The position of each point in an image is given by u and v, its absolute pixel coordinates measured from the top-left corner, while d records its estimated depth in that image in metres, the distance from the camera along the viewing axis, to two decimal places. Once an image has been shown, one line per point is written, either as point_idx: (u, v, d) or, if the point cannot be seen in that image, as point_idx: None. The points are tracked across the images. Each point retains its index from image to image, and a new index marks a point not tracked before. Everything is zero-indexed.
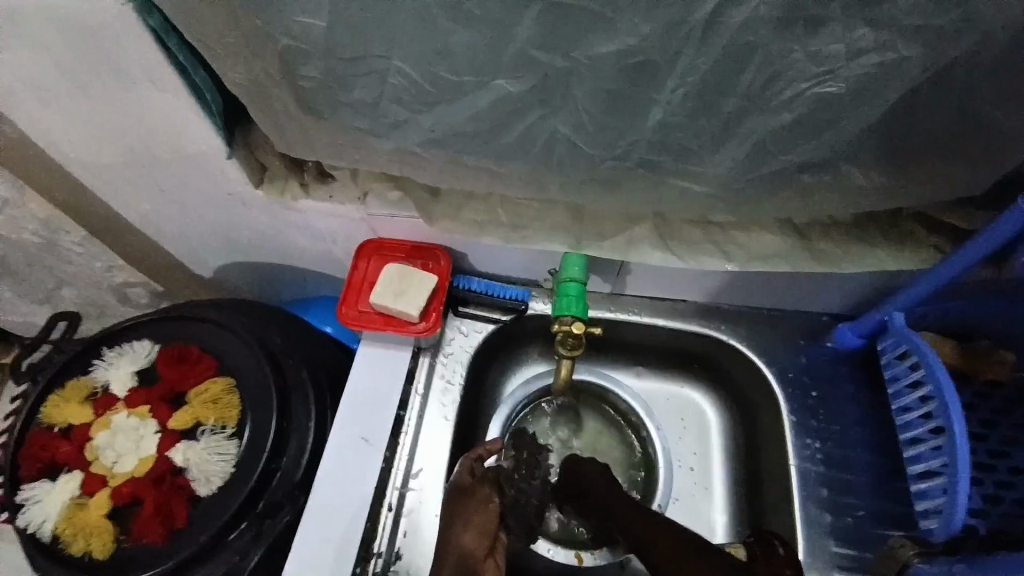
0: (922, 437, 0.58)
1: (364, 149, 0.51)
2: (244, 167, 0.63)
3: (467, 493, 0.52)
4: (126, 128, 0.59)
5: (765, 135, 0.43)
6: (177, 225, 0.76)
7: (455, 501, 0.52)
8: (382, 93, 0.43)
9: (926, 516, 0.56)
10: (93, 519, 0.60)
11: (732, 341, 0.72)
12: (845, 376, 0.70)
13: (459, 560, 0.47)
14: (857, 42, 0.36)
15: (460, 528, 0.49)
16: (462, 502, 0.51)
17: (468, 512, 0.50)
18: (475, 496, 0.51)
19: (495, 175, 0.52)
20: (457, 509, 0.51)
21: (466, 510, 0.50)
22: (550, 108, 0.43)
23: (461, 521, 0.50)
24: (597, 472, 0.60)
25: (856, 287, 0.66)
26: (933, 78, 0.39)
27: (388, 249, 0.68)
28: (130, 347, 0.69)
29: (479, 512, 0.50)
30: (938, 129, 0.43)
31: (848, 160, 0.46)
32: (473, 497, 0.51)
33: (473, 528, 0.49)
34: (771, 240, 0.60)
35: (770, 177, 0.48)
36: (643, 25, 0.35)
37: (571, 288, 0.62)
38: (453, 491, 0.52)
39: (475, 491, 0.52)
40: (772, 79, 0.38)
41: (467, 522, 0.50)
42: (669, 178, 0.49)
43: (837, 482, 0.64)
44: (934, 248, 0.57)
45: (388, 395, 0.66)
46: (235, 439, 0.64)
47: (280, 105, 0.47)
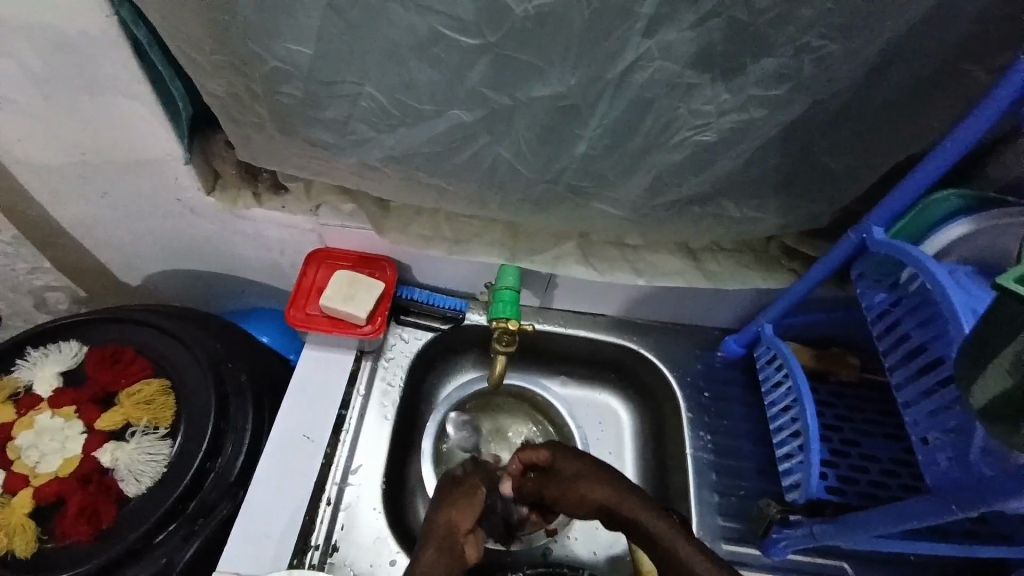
0: (783, 425, 0.71)
1: (328, 162, 0.57)
2: (198, 174, 0.66)
3: (458, 483, 0.59)
4: (85, 132, 0.61)
5: (664, 170, 0.54)
6: (117, 229, 0.77)
7: (446, 487, 0.59)
8: (352, 114, 0.50)
9: (790, 488, 0.68)
10: (16, 516, 0.59)
11: (641, 349, 0.83)
12: (733, 379, 0.82)
13: (444, 539, 0.54)
14: (724, 105, 0.48)
15: (447, 511, 0.56)
16: (453, 490, 0.58)
17: (456, 496, 0.58)
18: (465, 485, 0.59)
19: (444, 191, 0.60)
20: (448, 492, 0.58)
21: (455, 495, 0.58)
22: (495, 136, 0.51)
23: (448, 505, 0.57)
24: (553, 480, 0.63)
25: (739, 303, 0.79)
26: (781, 134, 0.52)
27: (336, 258, 0.74)
28: (57, 347, 0.68)
29: (466, 497, 0.57)
30: (786, 173, 0.57)
31: (725, 194, 0.58)
32: (463, 486, 0.59)
33: (458, 511, 0.56)
34: (671, 261, 0.72)
35: (671, 205, 0.60)
36: (570, 77, 0.46)
37: (507, 295, 0.70)
38: (445, 482, 0.59)
39: (464, 482, 0.59)
40: (666, 126, 0.50)
41: (455, 504, 0.57)
42: (590, 201, 0.60)
43: (725, 467, 0.75)
44: (792, 272, 0.71)
45: (330, 395, 0.70)
46: (168, 439, 0.64)
47: (256, 118, 0.53)
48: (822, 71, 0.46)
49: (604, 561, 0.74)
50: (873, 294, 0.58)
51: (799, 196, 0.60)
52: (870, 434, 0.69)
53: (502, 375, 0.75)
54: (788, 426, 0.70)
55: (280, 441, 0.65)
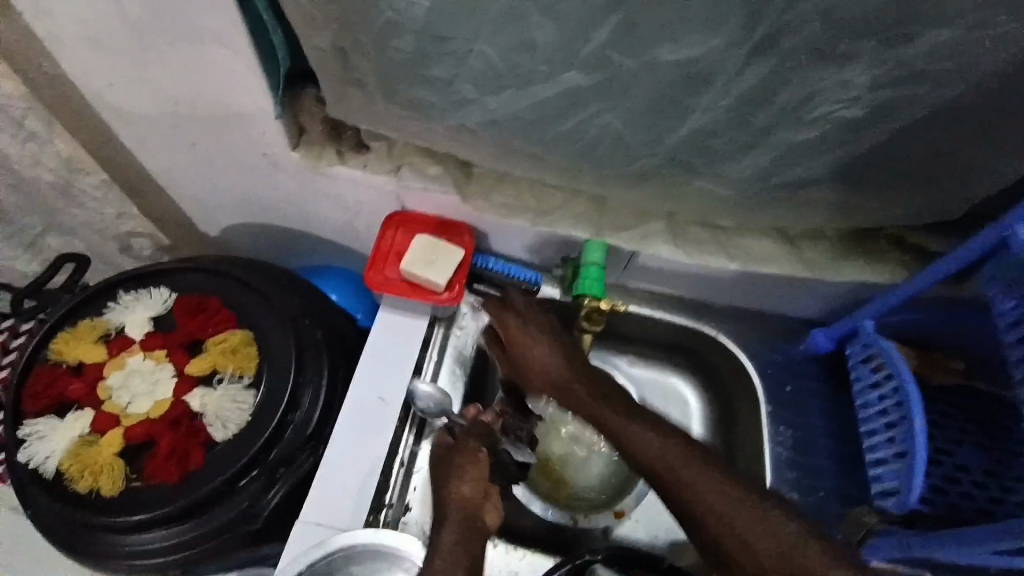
0: (879, 429, 0.68)
1: (425, 124, 0.55)
2: (286, 129, 0.65)
3: (456, 449, 0.61)
4: (182, 80, 0.60)
5: (788, 148, 0.50)
6: (203, 180, 0.78)
7: (447, 458, 0.61)
8: (459, 73, 0.47)
9: (881, 495, 0.65)
10: (104, 456, 0.61)
11: (722, 337, 0.78)
12: (814, 374, 0.78)
13: (463, 511, 0.57)
14: (878, 77, 0.42)
15: (457, 483, 0.59)
16: (455, 459, 0.60)
17: (462, 467, 0.60)
18: (466, 452, 0.61)
19: (540, 160, 0.57)
20: (451, 461, 0.60)
21: (458, 464, 0.60)
22: (609, 104, 0.48)
23: (457, 477, 0.59)
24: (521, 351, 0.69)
25: (832, 297, 0.74)
26: (931, 116, 0.46)
27: (414, 222, 0.72)
28: (147, 293, 0.70)
29: (472, 463, 0.60)
30: (922, 159, 0.51)
31: (849, 179, 0.53)
32: (464, 452, 0.61)
33: (469, 481, 0.59)
34: (766, 246, 0.67)
35: (782, 189, 0.55)
36: (708, 42, 0.41)
37: (592, 271, 0.66)
38: (444, 450, 0.62)
39: (464, 448, 0.61)
40: (805, 100, 0.45)
41: (462, 475, 0.59)
42: (697, 178, 0.55)
43: (803, 465, 0.72)
44: (901, 265, 0.66)
45: (405, 361, 0.69)
46: (253, 389, 0.65)
47: (359, 74, 0.51)
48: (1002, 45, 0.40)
49: (666, 545, 0.74)
50: (1002, 301, 0.54)
51: (931, 186, 0.54)
52: (962, 444, 0.66)
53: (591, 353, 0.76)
54: (886, 432, 0.66)
55: (358, 402, 0.66)
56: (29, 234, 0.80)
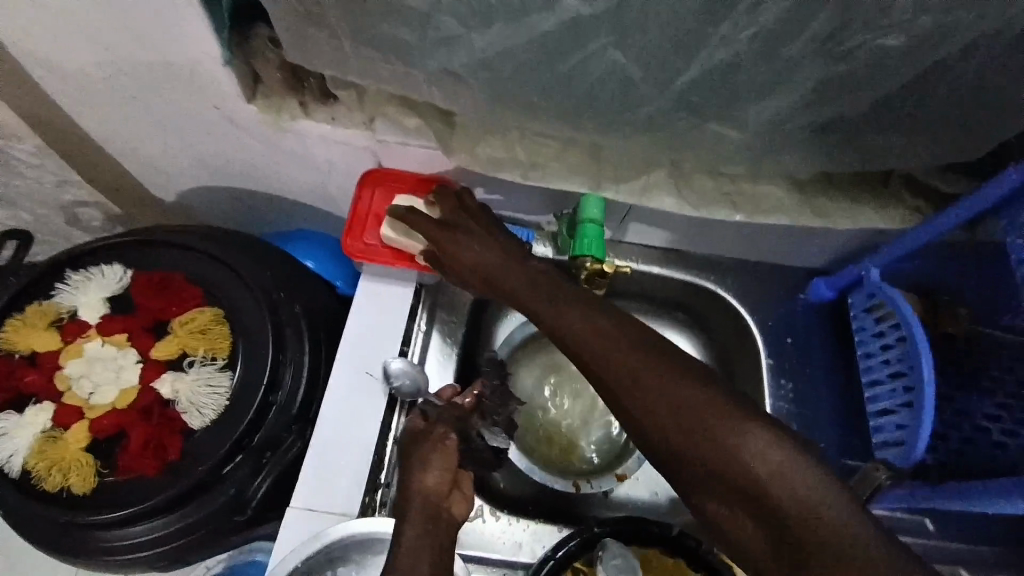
0: (885, 380, 0.66)
1: (402, 68, 0.47)
2: (239, 78, 0.57)
3: (424, 436, 0.55)
4: (111, 21, 0.51)
5: (813, 85, 0.44)
6: (151, 140, 0.69)
7: (410, 450, 0.54)
8: (440, 3, 0.40)
9: (884, 446, 0.64)
10: (72, 451, 0.56)
11: (721, 292, 0.76)
12: (815, 324, 0.76)
13: (423, 506, 0.49)
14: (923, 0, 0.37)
15: (421, 475, 0.52)
16: (421, 448, 0.54)
17: (427, 454, 0.53)
18: (431, 440, 0.54)
19: (533, 108, 0.50)
20: (415, 454, 0.54)
21: (423, 455, 0.53)
22: (615, 38, 0.41)
23: (419, 468, 0.52)
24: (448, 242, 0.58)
25: (838, 245, 0.71)
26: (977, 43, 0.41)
27: (393, 179, 0.65)
28: (100, 271, 0.63)
29: (437, 451, 0.53)
30: (957, 94, 0.46)
31: (873, 117, 0.48)
32: (429, 440, 0.54)
33: (433, 470, 0.52)
34: (775, 195, 0.63)
35: (803, 130, 0.50)
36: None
37: (591, 230, 0.61)
38: (408, 439, 0.55)
39: (430, 435, 0.54)
40: (838, 28, 0.39)
41: (428, 463, 0.52)
42: (709, 122, 0.50)
43: (806, 418, 0.71)
44: (916, 210, 0.62)
45: (393, 333, 0.65)
46: (228, 370, 0.60)
47: (320, 7, 0.43)
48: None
49: (666, 501, 0.72)
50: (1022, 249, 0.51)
51: (963, 124, 0.49)
52: (960, 389, 0.67)
53: None
54: (892, 382, 0.65)
55: (345, 379, 0.62)
56: None
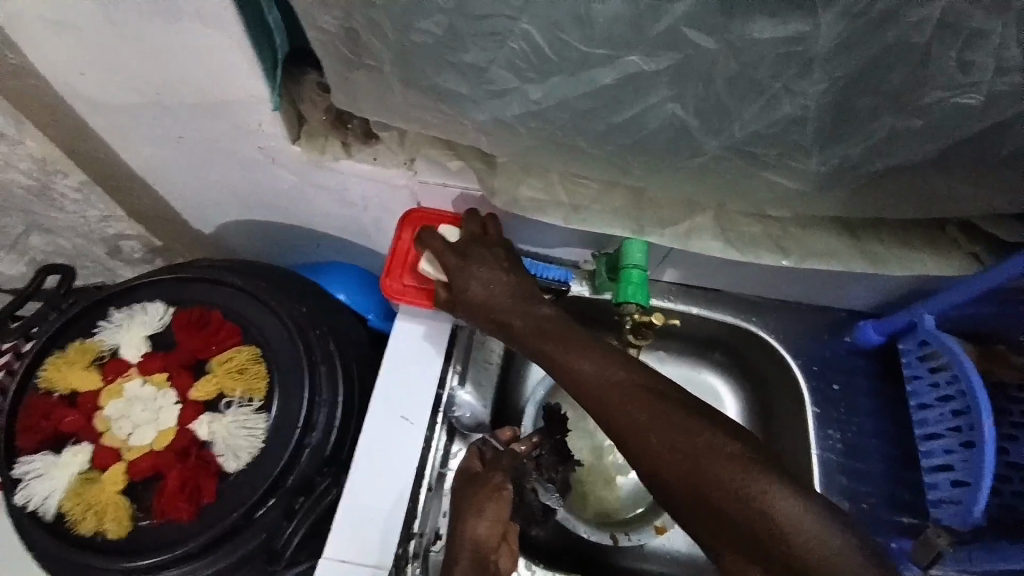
0: (940, 433, 0.62)
1: (453, 116, 0.47)
2: (284, 120, 0.58)
3: (479, 480, 0.54)
4: (167, 64, 0.52)
5: (881, 139, 0.43)
6: (193, 176, 0.70)
7: (463, 496, 0.53)
8: (496, 57, 0.40)
9: (938, 505, 0.61)
10: (107, 494, 0.57)
11: (763, 333, 0.73)
12: (862, 370, 0.73)
13: (474, 554, 0.50)
14: (1009, 58, 0.36)
15: (474, 523, 0.51)
16: (475, 491, 0.53)
17: (480, 502, 0.52)
18: (487, 485, 0.53)
19: (581, 155, 0.50)
20: (469, 498, 0.53)
21: (478, 500, 0.52)
22: (673, 91, 0.41)
23: (473, 514, 0.52)
24: (464, 280, 0.57)
25: (889, 288, 0.68)
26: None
27: (433, 219, 0.65)
28: (141, 309, 0.63)
29: (491, 501, 0.52)
30: None
31: (940, 170, 0.46)
32: (485, 485, 0.53)
33: (486, 519, 0.51)
34: (826, 239, 0.60)
35: (866, 179, 0.48)
36: (818, 13, 0.34)
37: (634, 275, 0.60)
38: (465, 480, 0.55)
39: (487, 480, 0.54)
40: (912, 85, 0.38)
41: (480, 512, 0.51)
42: (762, 171, 0.48)
43: (854, 471, 0.68)
44: (971, 256, 0.59)
45: (428, 376, 0.64)
46: (264, 412, 0.59)
47: (375, 58, 0.43)
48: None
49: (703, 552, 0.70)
50: None
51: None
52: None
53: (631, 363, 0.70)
54: (949, 436, 0.61)
55: (380, 421, 0.61)
56: (11, 235, 0.74)
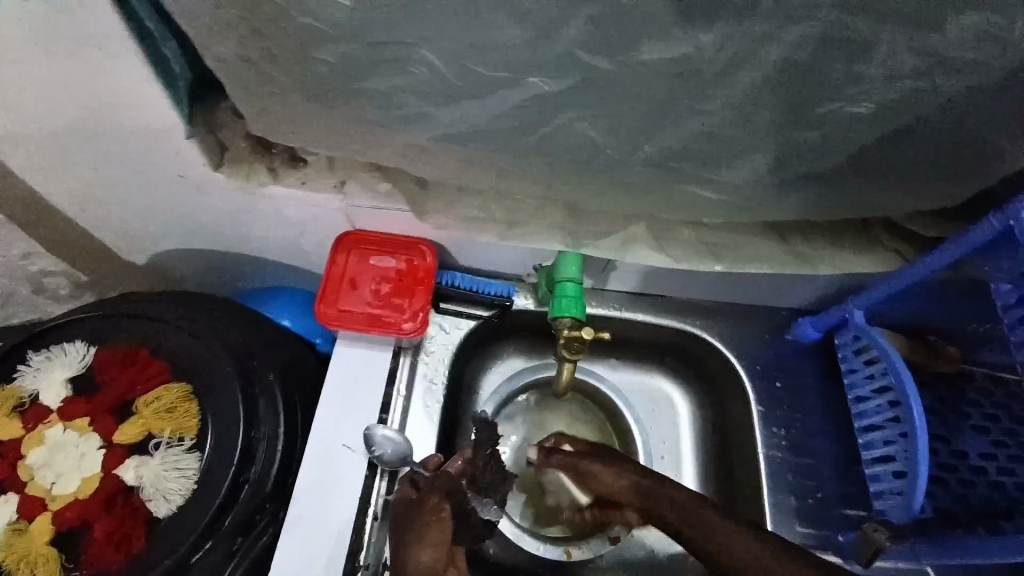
0: (878, 425, 0.63)
1: (367, 142, 0.46)
2: (202, 148, 0.56)
3: (417, 506, 0.52)
4: (66, 97, 0.50)
5: (790, 147, 0.43)
6: (114, 211, 0.67)
7: (403, 524, 0.51)
8: (400, 83, 0.39)
9: (881, 496, 0.61)
10: (36, 546, 0.54)
11: (707, 336, 0.74)
12: (805, 367, 0.74)
13: None
14: (896, 68, 0.37)
15: (418, 550, 0.49)
16: (415, 518, 0.51)
17: (422, 528, 0.50)
18: (427, 509, 0.51)
19: (504, 173, 0.49)
20: (408, 525, 0.51)
21: (418, 526, 0.50)
22: (582, 111, 0.41)
23: (415, 542, 0.49)
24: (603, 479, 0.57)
25: (824, 285, 0.70)
26: (964, 103, 0.40)
27: (368, 242, 0.65)
28: (61, 350, 0.60)
29: (433, 524, 0.50)
30: (935, 151, 0.45)
31: (850, 175, 0.47)
32: (423, 510, 0.51)
33: (428, 546, 0.49)
34: (757, 243, 0.61)
35: (784, 186, 0.49)
36: (703, 35, 0.34)
37: (570, 289, 0.61)
38: (402, 509, 0.52)
39: (425, 505, 0.52)
40: (807, 98, 0.39)
41: (423, 538, 0.49)
42: (683, 183, 0.49)
43: (802, 467, 0.69)
44: (897, 252, 0.61)
45: (366, 401, 0.64)
46: (196, 452, 0.57)
47: (277, 88, 0.42)
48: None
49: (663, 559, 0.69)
50: (997, 280, 0.51)
51: (951, 175, 0.48)
52: (956, 428, 0.64)
53: (568, 380, 0.70)
54: (886, 428, 0.62)
55: (321, 451, 0.61)
56: None
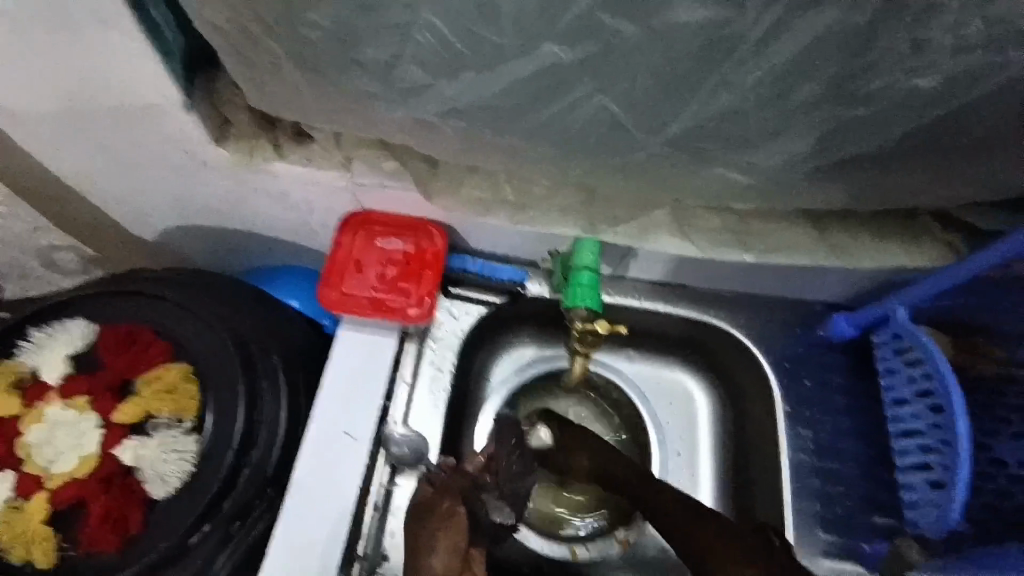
0: (915, 431, 0.60)
1: (370, 116, 0.43)
2: (201, 121, 0.53)
3: (430, 503, 0.49)
4: (56, 66, 0.47)
5: (832, 128, 0.39)
6: (118, 187, 0.65)
7: (417, 523, 0.49)
8: (401, 50, 0.36)
9: (915, 506, 0.59)
10: (31, 524, 0.53)
11: (730, 329, 0.70)
12: (835, 365, 0.70)
13: None
14: (961, 37, 0.32)
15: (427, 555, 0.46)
16: (427, 519, 0.48)
17: (433, 532, 0.47)
18: (438, 512, 0.48)
19: (516, 153, 0.46)
20: (421, 524, 0.48)
21: (428, 530, 0.47)
22: (601, 84, 0.37)
23: (427, 548, 0.47)
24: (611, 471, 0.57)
25: (859, 280, 0.65)
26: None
27: (376, 223, 0.62)
28: (63, 328, 0.59)
29: (444, 529, 0.47)
30: (1000, 134, 0.40)
31: (900, 160, 0.43)
32: (436, 511, 0.48)
33: (440, 554, 0.46)
34: (788, 233, 0.57)
35: (822, 171, 0.44)
36: None
37: (585, 277, 0.57)
38: (417, 506, 0.49)
39: (437, 506, 0.48)
40: (854, 70, 0.34)
41: (434, 544, 0.47)
42: (711, 167, 0.45)
43: (826, 471, 0.65)
44: (942, 245, 0.56)
45: (369, 390, 0.62)
46: (196, 434, 0.56)
47: (270, 56, 0.39)
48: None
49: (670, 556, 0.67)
50: None
51: (1012, 161, 0.43)
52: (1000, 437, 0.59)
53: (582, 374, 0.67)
54: (924, 435, 0.58)
55: (321, 439, 0.59)
56: None
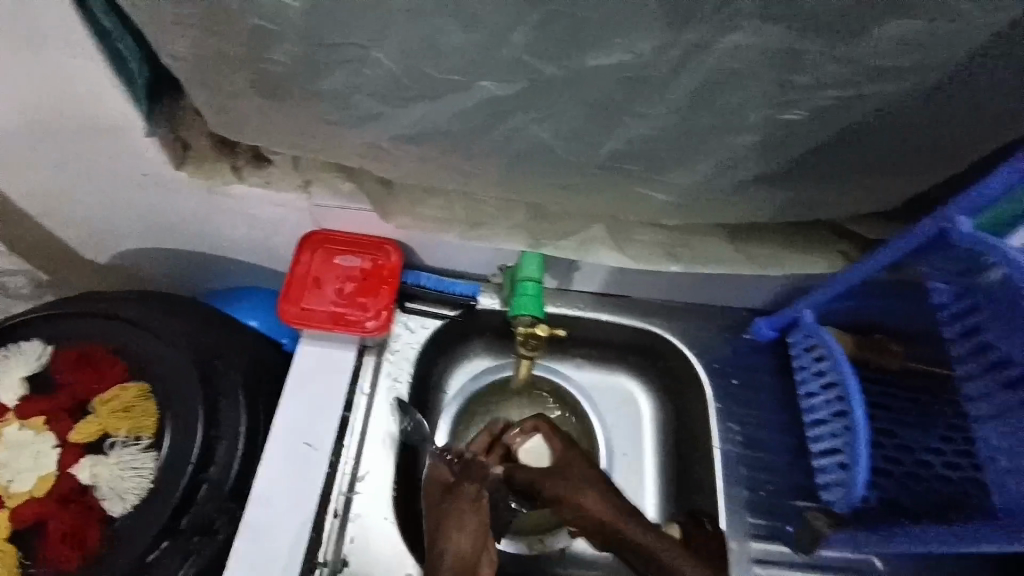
0: (824, 420, 0.67)
1: (327, 141, 0.48)
2: (163, 145, 0.56)
3: (455, 491, 0.55)
4: (21, 92, 0.49)
5: (731, 153, 0.46)
6: (74, 210, 0.66)
7: (441, 508, 0.54)
8: (354, 83, 0.40)
9: (828, 487, 0.66)
10: None
11: (668, 335, 0.76)
12: (762, 365, 0.77)
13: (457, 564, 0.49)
14: (822, 78, 0.39)
15: (450, 533, 0.51)
16: (450, 502, 0.53)
17: (459, 513, 0.52)
18: (462, 496, 0.54)
19: (462, 174, 0.51)
20: (444, 508, 0.53)
21: (452, 511, 0.53)
22: (533, 114, 0.42)
23: (452, 525, 0.52)
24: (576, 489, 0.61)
25: (777, 287, 0.73)
26: (889, 110, 0.43)
27: (334, 242, 0.66)
28: (17, 349, 0.59)
29: (470, 511, 0.53)
30: (869, 157, 0.48)
31: (791, 179, 0.50)
32: (459, 497, 0.54)
33: (466, 530, 0.51)
34: (711, 245, 0.64)
35: (729, 189, 0.51)
36: (640, 44, 0.36)
37: (529, 288, 0.63)
38: (440, 495, 0.55)
39: (459, 491, 0.54)
40: (742, 104, 0.41)
41: (460, 523, 0.52)
42: (635, 185, 0.51)
43: (755, 462, 0.71)
44: (841, 253, 0.64)
45: (328, 404, 0.64)
46: (153, 451, 0.56)
47: (233, 87, 0.43)
48: (960, 32, 0.37)
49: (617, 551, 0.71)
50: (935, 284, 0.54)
51: (883, 178, 0.51)
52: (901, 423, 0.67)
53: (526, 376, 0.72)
54: (831, 422, 0.66)
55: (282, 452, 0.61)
56: None
